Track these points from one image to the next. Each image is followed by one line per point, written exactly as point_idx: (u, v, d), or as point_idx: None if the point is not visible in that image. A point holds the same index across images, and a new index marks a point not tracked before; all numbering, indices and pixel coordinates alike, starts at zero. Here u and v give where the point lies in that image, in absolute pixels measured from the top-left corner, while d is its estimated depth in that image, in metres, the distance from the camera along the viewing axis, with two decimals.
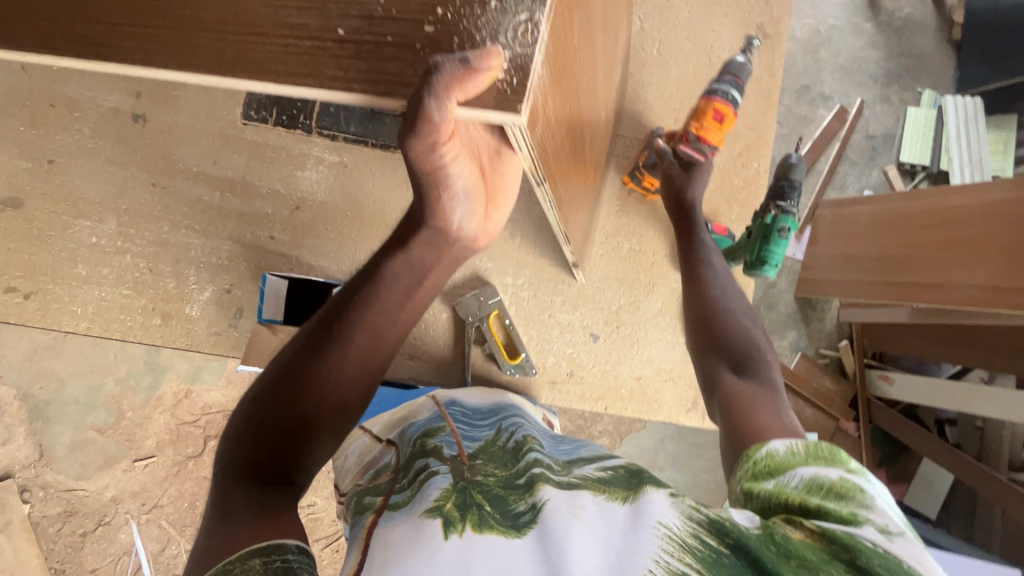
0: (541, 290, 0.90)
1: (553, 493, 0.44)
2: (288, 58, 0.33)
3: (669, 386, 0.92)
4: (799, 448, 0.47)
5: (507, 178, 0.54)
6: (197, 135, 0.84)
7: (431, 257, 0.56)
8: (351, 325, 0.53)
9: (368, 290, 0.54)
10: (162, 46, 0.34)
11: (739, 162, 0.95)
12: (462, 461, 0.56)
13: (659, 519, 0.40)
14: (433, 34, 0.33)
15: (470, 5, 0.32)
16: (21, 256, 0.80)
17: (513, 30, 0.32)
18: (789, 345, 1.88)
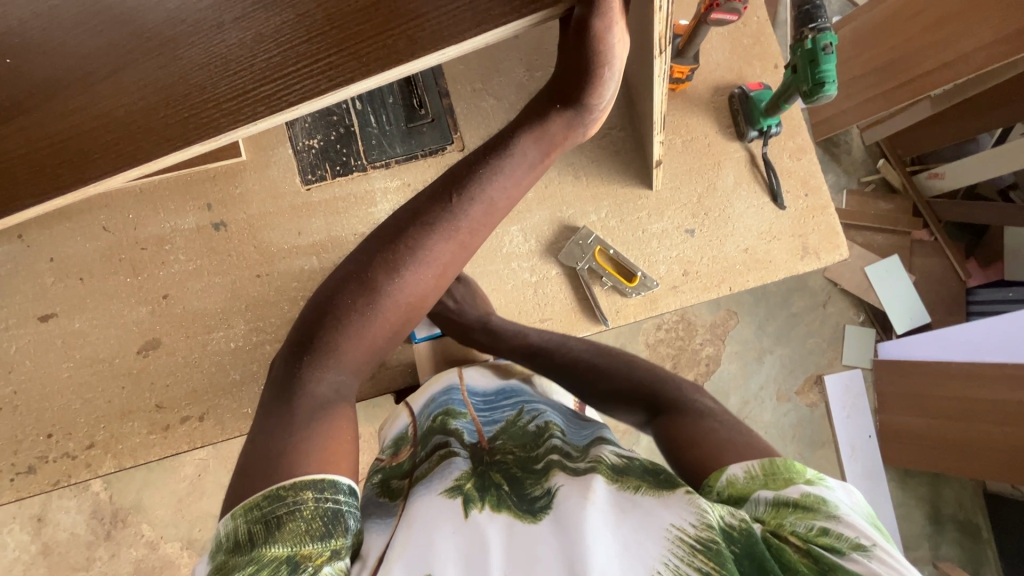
0: (625, 212, 0.95)
1: (564, 479, 0.58)
2: (456, 21, 0.38)
3: (775, 244, 0.96)
4: (755, 471, 0.55)
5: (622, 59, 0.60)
6: (276, 216, 0.90)
7: (562, 130, 0.62)
8: (467, 199, 0.59)
9: (488, 163, 0.60)
10: (343, 67, 0.39)
11: (739, 22, 1.00)
12: (483, 447, 0.70)
13: (671, 522, 0.49)
14: None
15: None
16: (179, 387, 0.85)
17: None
18: (831, 188, 1.92)
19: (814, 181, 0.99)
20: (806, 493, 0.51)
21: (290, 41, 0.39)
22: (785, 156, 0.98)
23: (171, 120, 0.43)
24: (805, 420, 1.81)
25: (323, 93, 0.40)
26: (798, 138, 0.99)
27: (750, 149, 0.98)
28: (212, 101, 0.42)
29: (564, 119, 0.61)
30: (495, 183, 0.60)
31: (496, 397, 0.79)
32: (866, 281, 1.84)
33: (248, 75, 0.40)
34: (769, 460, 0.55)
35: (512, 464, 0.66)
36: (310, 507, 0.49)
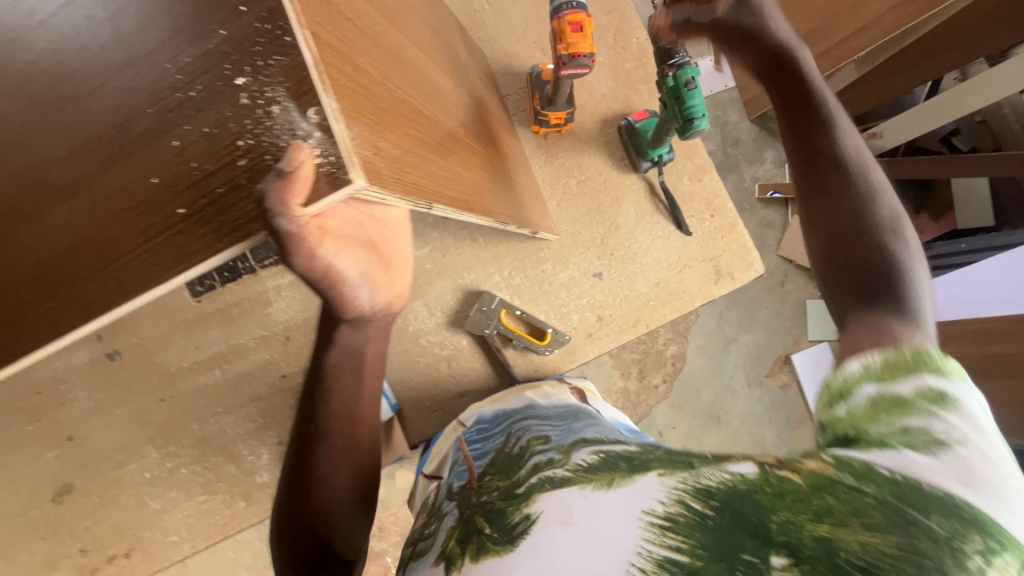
0: (529, 267, 0.92)
1: (545, 501, 0.49)
2: (155, 259, 0.31)
3: (687, 273, 0.94)
4: (879, 358, 0.45)
5: (390, 235, 0.47)
6: (170, 335, 0.87)
7: (359, 338, 0.59)
8: (326, 418, 0.59)
9: (315, 394, 0.59)
10: (54, 315, 0.33)
11: (620, 46, 0.97)
12: (472, 486, 0.62)
13: (641, 509, 0.43)
14: (249, 166, 0.29)
15: (260, 118, 0.29)
16: (101, 527, 0.84)
17: (309, 126, 0.28)
18: (774, 163, 1.87)
19: (719, 200, 0.96)
20: (898, 352, 0.45)
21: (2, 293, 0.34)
22: (684, 179, 0.96)
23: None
24: (779, 402, 1.80)
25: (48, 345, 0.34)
26: (696, 159, 0.97)
27: (648, 179, 0.95)
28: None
29: (353, 332, 0.57)
30: (338, 406, 0.60)
31: (491, 426, 0.76)
32: None
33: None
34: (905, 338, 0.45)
35: (496, 495, 0.55)
36: None
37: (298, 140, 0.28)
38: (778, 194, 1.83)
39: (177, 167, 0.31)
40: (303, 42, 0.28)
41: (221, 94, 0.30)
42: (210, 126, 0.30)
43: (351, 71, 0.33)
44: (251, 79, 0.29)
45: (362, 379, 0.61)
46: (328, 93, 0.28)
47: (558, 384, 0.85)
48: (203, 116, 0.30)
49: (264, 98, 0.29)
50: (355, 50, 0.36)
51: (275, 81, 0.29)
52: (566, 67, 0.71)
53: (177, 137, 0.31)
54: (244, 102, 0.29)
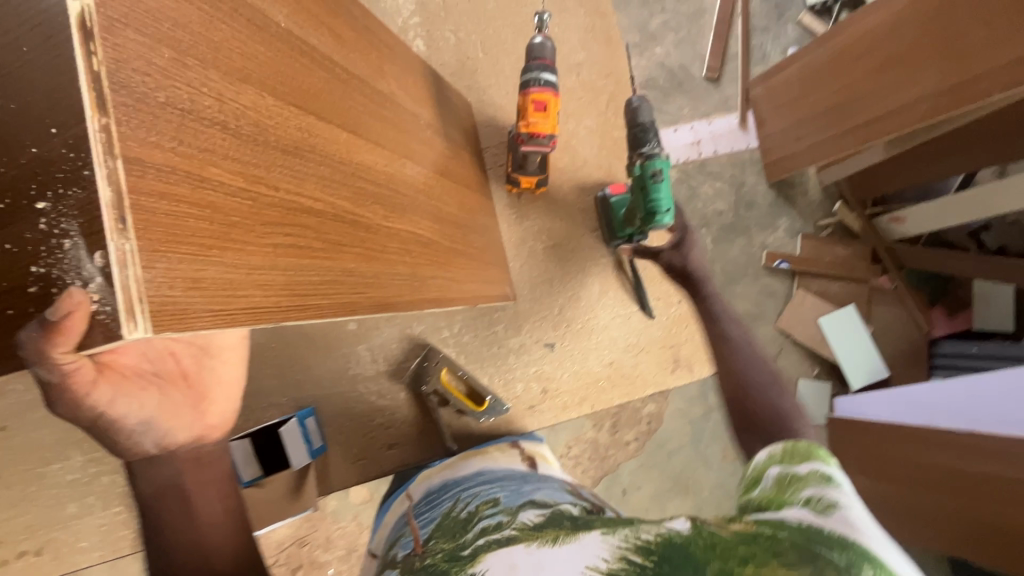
0: (480, 326, 0.90)
1: (494, 560, 0.46)
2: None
3: (643, 358, 0.90)
4: (777, 452, 0.59)
5: (214, 370, 0.58)
6: None
7: (172, 471, 0.55)
8: (164, 525, 0.56)
9: (150, 530, 0.56)
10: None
11: (611, 112, 0.94)
12: (416, 553, 0.55)
13: (584, 564, 0.43)
14: (39, 292, 0.28)
15: (53, 249, 0.28)
16: (17, 521, 0.84)
17: (94, 270, 0.27)
18: (786, 233, 1.79)
19: None
20: (812, 471, 0.53)
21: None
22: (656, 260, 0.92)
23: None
24: None
25: None
26: (673, 239, 0.93)
27: (618, 255, 0.92)
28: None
29: (150, 467, 0.54)
30: (178, 535, 0.56)
31: (435, 494, 0.71)
32: (820, 332, 1.73)
33: None
34: (797, 444, 0.59)
35: (439, 556, 0.51)
36: None
37: (80, 283, 0.27)
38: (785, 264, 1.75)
39: None
40: (100, 194, 0.26)
41: (23, 213, 0.29)
42: (11, 244, 0.29)
43: (192, 191, 0.31)
44: (50, 206, 0.28)
45: (195, 504, 0.57)
46: (123, 235, 0.26)
47: (506, 447, 0.80)
48: (10, 231, 0.29)
49: (57, 233, 0.28)
50: (211, 160, 0.33)
51: (73, 216, 0.27)
52: (525, 143, 0.70)
53: None
54: (41, 229, 0.28)
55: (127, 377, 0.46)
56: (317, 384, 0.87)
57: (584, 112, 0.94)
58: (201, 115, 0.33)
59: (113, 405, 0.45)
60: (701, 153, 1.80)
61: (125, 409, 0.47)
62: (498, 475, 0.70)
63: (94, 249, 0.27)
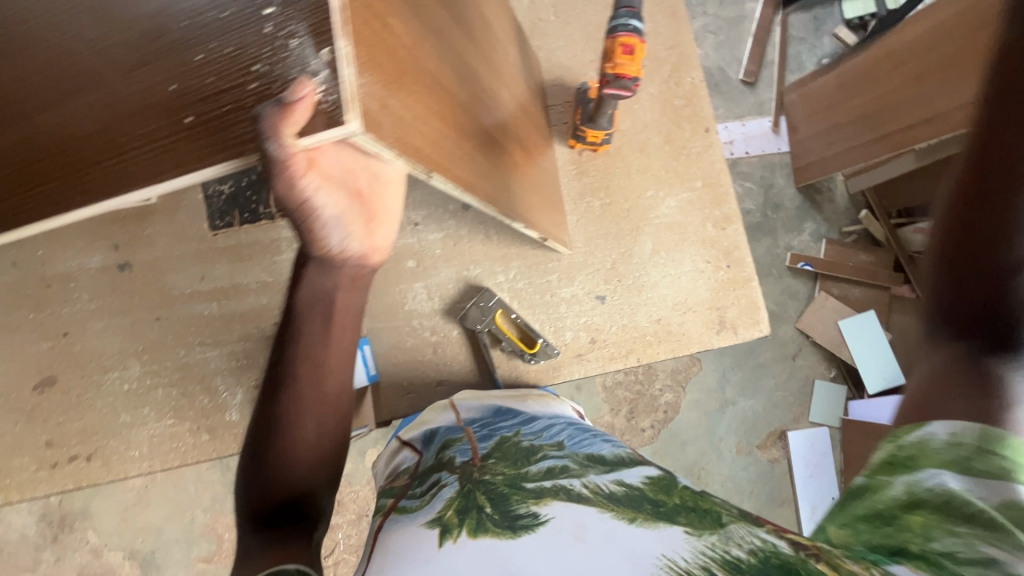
0: (534, 274, 0.93)
1: (558, 510, 0.49)
2: (157, 160, 0.34)
3: (690, 317, 0.93)
4: (961, 438, 0.49)
5: (387, 197, 0.54)
6: (179, 260, 0.90)
7: (329, 282, 0.56)
8: (292, 359, 0.58)
9: (287, 332, 0.58)
10: (41, 201, 0.37)
11: (673, 82, 0.98)
12: (473, 465, 0.64)
13: (660, 553, 0.42)
14: (259, 89, 0.32)
15: (277, 49, 0.31)
16: (72, 425, 0.86)
17: (320, 64, 0.30)
18: (811, 236, 1.83)
19: (738, 252, 0.95)
20: (1008, 504, 0.42)
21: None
22: (708, 225, 0.95)
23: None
24: (765, 476, 1.73)
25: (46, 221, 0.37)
26: (725, 206, 0.95)
27: (671, 216, 0.95)
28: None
29: (321, 270, 0.55)
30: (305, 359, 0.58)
31: (492, 417, 0.77)
32: (839, 335, 1.75)
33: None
34: (990, 428, 0.49)
35: (500, 479, 0.57)
36: None
37: (306, 75, 0.30)
38: (808, 266, 1.78)
39: (195, 78, 0.33)
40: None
41: (246, 20, 0.32)
42: (231, 48, 0.32)
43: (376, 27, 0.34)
44: (276, 11, 0.31)
45: (333, 325, 0.58)
46: (344, 37, 0.29)
47: (547, 391, 0.86)
48: (231, 37, 0.32)
49: (284, 35, 0.31)
50: (388, 12, 0.37)
51: (302, 16, 0.30)
52: (609, 86, 0.72)
53: (201, 52, 0.33)
54: (266, 32, 0.31)
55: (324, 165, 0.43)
56: (374, 316, 0.90)
57: (646, 78, 0.97)
58: None
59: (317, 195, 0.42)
60: (733, 152, 1.85)
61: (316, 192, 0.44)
62: (562, 421, 0.74)
63: (324, 46, 0.30)
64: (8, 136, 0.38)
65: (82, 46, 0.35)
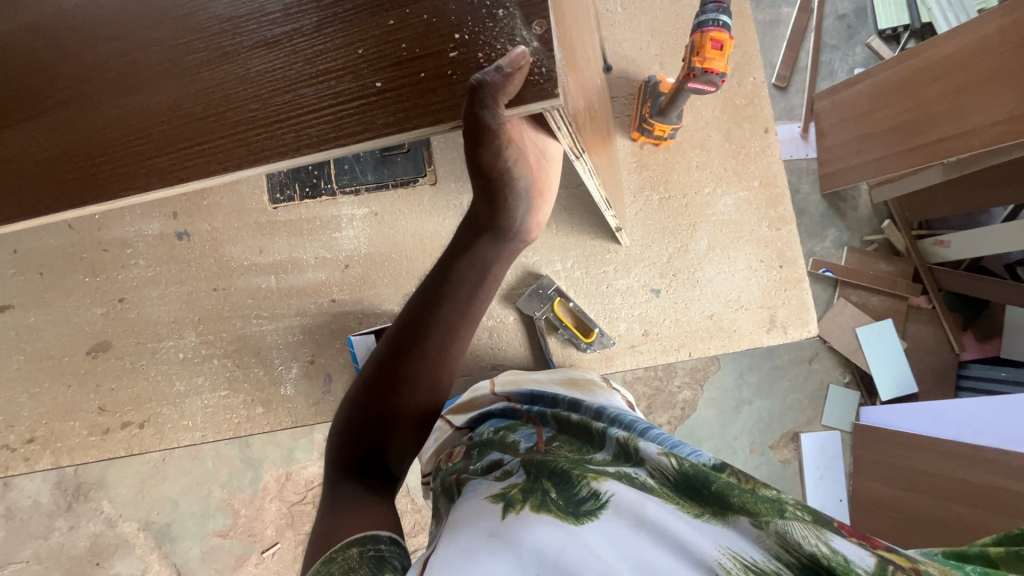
0: (592, 264, 0.93)
1: (623, 493, 0.47)
2: (342, 124, 0.34)
3: (742, 314, 0.94)
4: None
5: (551, 174, 0.54)
6: (239, 231, 0.90)
7: (491, 254, 0.58)
8: (428, 323, 0.58)
9: (436, 284, 0.59)
10: (199, 159, 0.37)
11: (735, 81, 0.99)
12: (538, 448, 0.59)
13: (731, 549, 0.41)
14: (458, 57, 0.32)
15: (481, 18, 0.32)
16: (125, 391, 0.86)
17: (529, 37, 0.31)
18: (833, 243, 1.85)
19: (791, 253, 0.96)
20: None
21: (150, 130, 0.38)
22: (763, 224, 0.96)
23: (29, 174, 0.42)
24: (776, 477, 1.76)
25: (208, 176, 0.38)
26: (780, 207, 0.96)
27: (729, 214, 0.96)
28: (71, 169, 0.41)
29: (491, 241, 0.56)
30: (450, 318, 0.58)
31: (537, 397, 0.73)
32: (856, 342, 1.78)
33: (134, 152, 0.39)
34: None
35: (561, 458, 0.55)
36: (354, 561, 0.46)
37: (518, 45, 0.31)
38: (829, 273, 1.82)
39: (389, 42, 0.33)
40: None
41: None
42: (429, 16, 0.32)
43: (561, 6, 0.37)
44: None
45: (481, 291, 0.59)
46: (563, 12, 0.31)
47: (591, 373, 0.84)
48: (428, 4, 0.32)
49: (490, 4, 0.31)
50: None
51: None
52: (695, 80, 0.72)
53: (396, 16, 0.33)
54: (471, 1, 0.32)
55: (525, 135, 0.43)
56: None
57: None
58: None
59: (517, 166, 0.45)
60: None
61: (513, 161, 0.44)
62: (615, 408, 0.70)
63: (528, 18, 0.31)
64: (170, 91, 0.37)
65: (264, 7, 0.35)
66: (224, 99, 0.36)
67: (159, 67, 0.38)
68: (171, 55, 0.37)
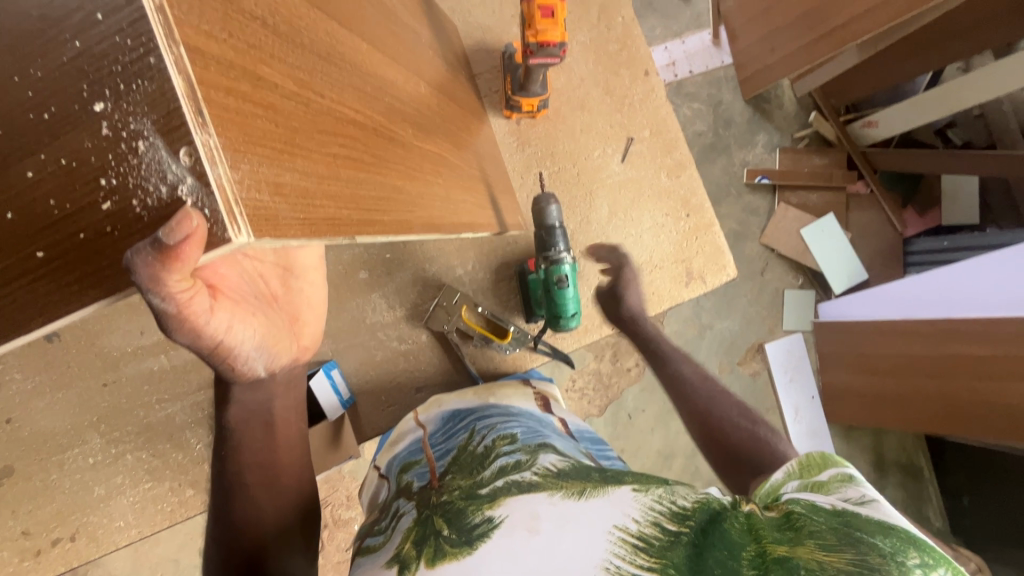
0: (492, 261, 0.89)
1: (515, 504, 0.38)
2: (20, 311, 0.28)
3: (656, 275, 0.91)
4: (795, 469, 0.50)
5: (301, 290, 0.55)
6: (113, 318, 0.83)
7: (263, 395, 0.54)
8: (238, 465, 0.54)
9: (224, 451, 0.54)
10: None
11: (604, 26, 0.91)
12: (433, 485, 0.48)
13: (612, 523, 0.35)
14: (114, 208, 0.25)
15: (124, 154, 0.25)
16: (44, 510, 0.82)
17: (181, 171, 0.24)
18: (764, 149, 1.65)
19: (696, 198, 0.91)
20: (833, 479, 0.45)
21: None
22: (661, 176, 0.91)
23: None
24: (747, 392, 1.58)
25: None
26: (675, 153, 0.91)
27: (626, 173, 0.91)
28: None
29: (250, 392, 0.52)
30: (249, 457, 0.54)
31: (450, 425, 0.64)
32: (801, 245, 1.61)
33: None
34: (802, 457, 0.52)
35: (455, 494, 0.43)
36: None
37: (170, 186, 0.24)
38: (766, 180, 1.62)
39: (32, 200, 0.26)
40: (167, 60, 0.23)
41: (79, 122, 0.25)
42: (66, 158, 0.26)
43: (254, 89, 0.28)
44: (111, 106, 0.25)
45: (276, 426, 0.56)
46: (205, 129, 0.24)
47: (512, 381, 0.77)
48: (59, 144, 0.26)
49: (127, 134, 0.24)
50: (262, 59, 0.30)
51: (140, 106, 0.24)
52: (535, 56, 0.66)
53: (29, 167, 0.26)
54: (105, 133, 0.25)
55: (236, 296, 0.41)
56: (332, 337, 0.86)
57: (577, 27, 0.90)
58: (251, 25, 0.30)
59: (231, 332, 0.39)
60: (675, 74, 1.62)
61: (242, 336, 0.41)
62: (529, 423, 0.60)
63: (155, 126, 0.24)
64: None
65: None
66: None
67: None
68: None
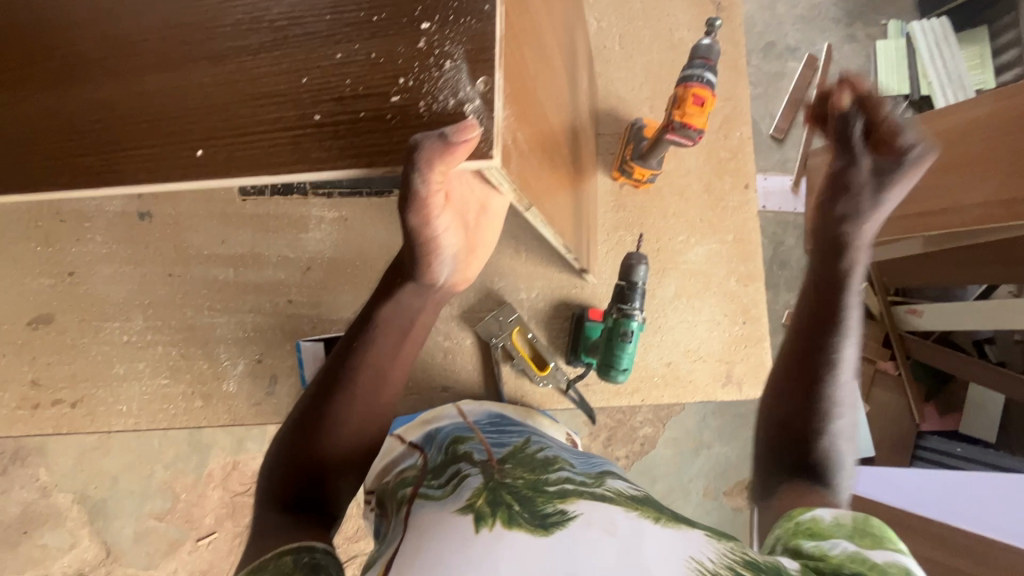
0: (555, 297, 0.92)
1: (587, 508, 0.41)
2: (274, 153, 0.32)
3: (699, 365, 0.93)
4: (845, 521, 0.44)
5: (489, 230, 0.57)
6: (202, 219, 0.87)
7: (419, 302, 0.57)
8: (355, 366, 0.56)
9: (358, 340, 0.57)
10: (135, 166, 0.34)
11: (722, 134, 0.99)
12: (492, 463, 0.50)
13: (687, 554, 0.37)
14: (400, 103, 0.31)
15: (428, 66, 0.31)
16: (63, 367, 0.85)
17: (472, 93, 0.30)
18: None
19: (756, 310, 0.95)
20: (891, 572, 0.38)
21: (85, 130, 0.36)
22: (731, 278, 0.95)
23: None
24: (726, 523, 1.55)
25: (150, 181, 0.34)
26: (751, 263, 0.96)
27: (701, 265, 0.96)
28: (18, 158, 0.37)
29: (416, 293, 0.56)
30: (374, 360, 0.56)
31: (500, 423, 0.65)
32: None
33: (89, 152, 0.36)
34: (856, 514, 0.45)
35: (520, 481, 0.45)
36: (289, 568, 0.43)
37: (460, 101, 0.30)
38: None
39: (333, 75, 0.32)
40: (498, 11, 0.30)
41: (401, 32, 0.31)
42: (379, 53, 0.31)
43: (519, 59, 0.35)
44: (434, 28, 0.31)
45: (408, 339, 0.58)
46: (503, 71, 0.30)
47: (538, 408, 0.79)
48: (375, 42, 0.32)
49: (437, 53, 0.31)
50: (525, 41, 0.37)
51: (458, 38, 0.31)
52: (673, 132, 0.73)
53: (341, 51, 0.32)
54: (419, 47, 0.31)
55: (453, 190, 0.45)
56: None
57: None
58: (524, 10, 0.37)
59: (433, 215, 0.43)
60: None
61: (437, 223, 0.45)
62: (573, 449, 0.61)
63: (464, 54, 0.30)
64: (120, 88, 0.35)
65: (219, 19, 0.34)
66: (189, 97, 0.34)
67: (104, 65, 0.36)
68: (121, 52, 0.35)
